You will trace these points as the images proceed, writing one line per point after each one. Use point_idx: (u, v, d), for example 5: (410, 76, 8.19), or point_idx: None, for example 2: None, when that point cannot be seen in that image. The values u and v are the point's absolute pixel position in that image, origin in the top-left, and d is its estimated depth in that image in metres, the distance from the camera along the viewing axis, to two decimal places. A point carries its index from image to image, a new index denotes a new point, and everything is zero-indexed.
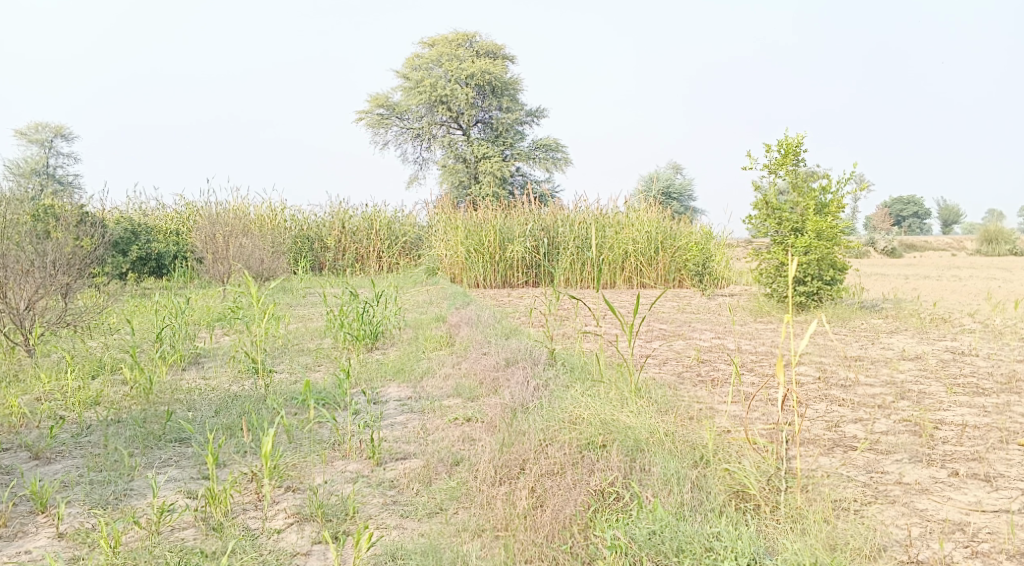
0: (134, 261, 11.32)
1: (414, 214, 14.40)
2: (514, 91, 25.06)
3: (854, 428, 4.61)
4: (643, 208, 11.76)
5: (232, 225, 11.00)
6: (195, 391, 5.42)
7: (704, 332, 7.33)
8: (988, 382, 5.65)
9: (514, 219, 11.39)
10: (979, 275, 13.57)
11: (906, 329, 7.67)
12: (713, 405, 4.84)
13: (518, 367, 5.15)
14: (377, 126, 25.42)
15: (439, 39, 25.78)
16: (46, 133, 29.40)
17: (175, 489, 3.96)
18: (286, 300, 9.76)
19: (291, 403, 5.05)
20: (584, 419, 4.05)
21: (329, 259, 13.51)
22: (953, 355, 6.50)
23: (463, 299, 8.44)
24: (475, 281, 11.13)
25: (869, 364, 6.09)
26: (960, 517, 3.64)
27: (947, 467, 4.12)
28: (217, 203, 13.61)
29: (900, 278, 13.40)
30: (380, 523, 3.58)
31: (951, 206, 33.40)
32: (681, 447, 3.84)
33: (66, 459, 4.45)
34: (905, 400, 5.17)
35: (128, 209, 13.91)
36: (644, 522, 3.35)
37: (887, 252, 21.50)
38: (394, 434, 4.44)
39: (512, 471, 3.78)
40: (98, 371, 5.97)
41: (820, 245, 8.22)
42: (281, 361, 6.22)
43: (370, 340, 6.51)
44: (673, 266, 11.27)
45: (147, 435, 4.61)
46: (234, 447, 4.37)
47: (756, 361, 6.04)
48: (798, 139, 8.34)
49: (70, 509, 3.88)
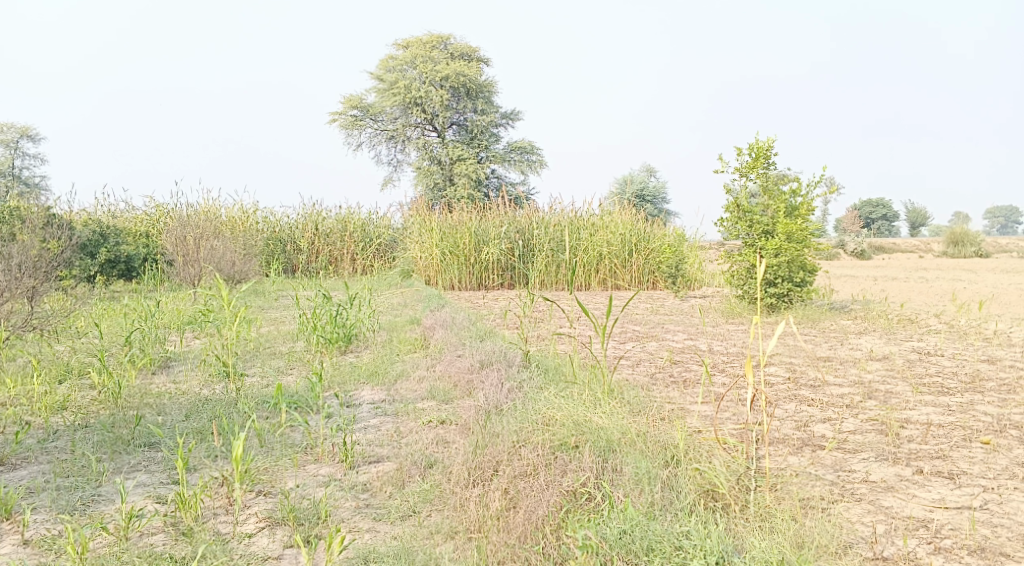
0: (102, 264, 11.19)
1: (388, 216, 14.36)
2: (488, 94, 25.06)
3: (823, 428, 4.67)
4: (617, 210, 11.82)
5: (202, 228, 10.93)
6: (166, 396, 5.38)
7: (676, 334, 7.39)
8: (953, 382, 5.76)
9: (489, 221, 11.41)
10: (946, 277, 13.81)
11: (874, 330, 7.78)
12: (684, 406, 4.89)
13: (492, 369, 5.16)
14: (350, 127, 25.29)
15: (413, 42, 25.71)
16: (12, 133, 28.96)
17: (144, 494, 3.92)
18: (258, 302, 9.71)
19: (262, 407, 5.03)
20: (557, 420, 4.06)
21: (302, 261, 13.45)
22: (919, 355, 6.60)
23: (437, 301, 8.44)
24: (449, 283, 11.13)
25: (838, 365, 6.18)
26: (924, 514, 3.70)
27: (912, 465, 4.18)
28: (187, 205, 13.51)
29: (869, 279, 13.58)
30: (352, 527, 3.57)
31: (918, 209, 33.88)
32: (652, 447, 3.86)
33: (31, 465, 4.40)
34: (873, 400, 5.25)
35: (97, 212, 13.76)
36: (614, 522, 3.37)
37: (857, 254, 21.75)
38: (368, 437, 4.43)
39: (486, 473, 3.77)
40: (64, 375, 5.92)
41: (791, 247, 8.33)
42: (254, 365, 6.18)
43: (344, 343, 6.51)
44: (647, 267, 11.34)
45: (115, 440, 4.57)
46: (204, 451, 4.34)
47: (727, 362, 6.11)
48: (768, 143, 8.45)
49: (35, 516, 3.83)
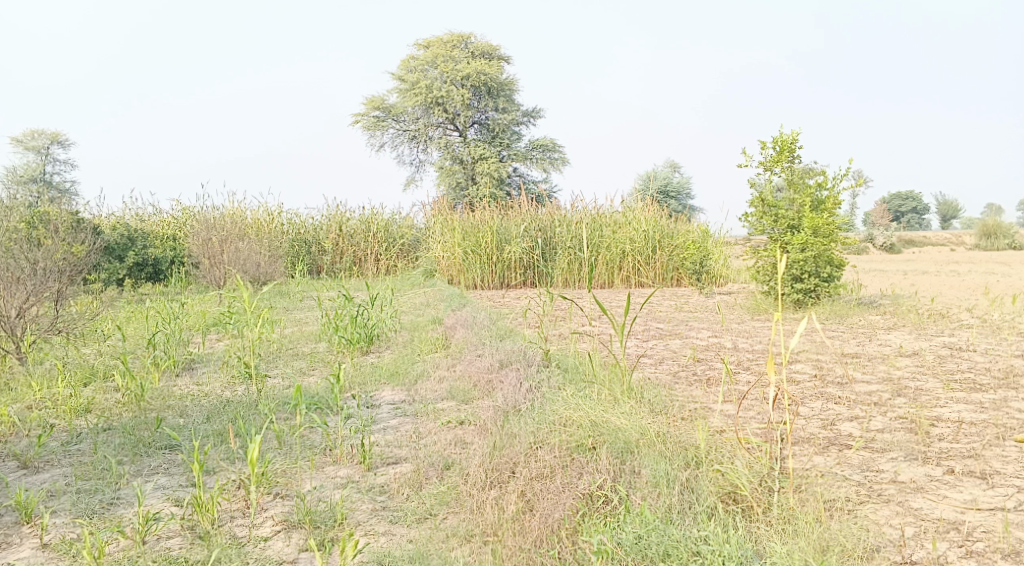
0: (130, 267, 11.27)
1: (411, 217, 14.36)
2: (510, 92, 25.02)
3: (850, 427, 4.57)
4: (639, 207, 11.72)
5: (227, 230, 10.99)
6: (188, 398, 5.38)
7: (700, 331, 7.31)
8: (986, 378, 5.63)
9: (510, 219, 11.36)
10: (979, 270, 13.59)
11: (904, 325, 7.64)
12: (707, 405, 4.82)
13: (511, 369, 5.11)
14: (373, 128, 25.34)
15: (434, 41, 25.72)
16: (43, 140, 29.38)
17: (162, 497, 3.92)
18: (282, 304, 9.75)
19: (282, 408, 5.02)
20: (574, 421, 4.00)
21: (327, 262, 13.48)
22: (950, 351, 6.47)
23: (459, 301, 8.41)
24: (472, 282, 11.10)
25: (866, 361, 6.07)
26: (955, 516, 3.61)
27: (943, 465, 4.08)
28: (213, 208, 13.58)
29: (898, 273, 13.39)
30: (369, 530, 3.54)
31: (949, 202, 33.39)
32: (672, 448, 3.78)
33: (54, 468, 4.42)
34: (902, 397, 5.14)
35: (125, 216, 13.89)
36: (630, 527, 3.30)
37: (886, 248, 21.53)
38: (386, 438, 4.40)
39: (503, 475, 3.73)
40: (89, 378, 5.95)
41: (817, 242, 8.21)
42: (276, 366, 6.18)
43: (365, 343, 6.50)
44: (670, 264, 11.26)
45: (136, 443, 4.58)
46: (222, 454, 4.33)
47: (751, 359, 6.02)
48: (793, 136, 8.34)
49: (54, 519, 3.84)
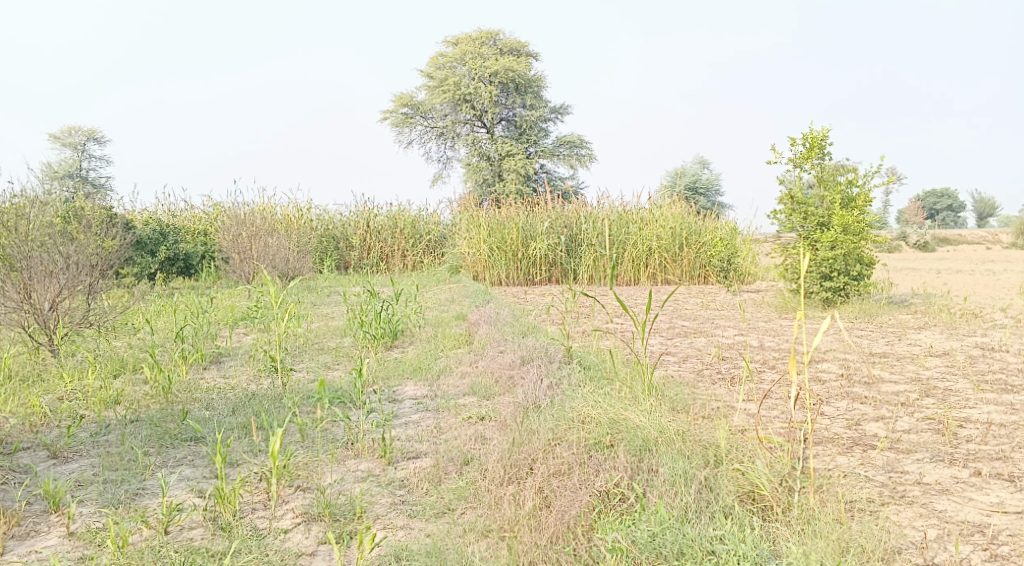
0: (162, 262, 11.42)
1: (438, 213, 14.40)
2: (538, 89, 25.00)
3: (875, 427, 4.53)
4: (666, 203, 11.68)
5: (256, 225, 11.10)
6: (214, 391, 5.45)
7: (726, 329, 7.27)
8: (1017, 379, 5.54)
9: (537, 216, 11.36)
10: (1014, 269, 13.38)
11: (934, 325, 7.54)
12: (730, 403, 4.80)
13: (534, 365, 5.12)
14: (401, 125, 25.42)
15: (463, 38, 25.76)
16: (79, 136, 29.84)
17: (186, 488, 3.97)
18: (310, 299, 9.84)
19: (306, 402, 5.07)
20: (593, 418, 3.99)
21: (354, 258, 13.56)
22: (981, 351, 6.38)
23: (484, 297, 8.44)
24: (498, 279, 11.11)
25: (894, 361, 6.00)
26: (980, 519, 3.56)
27: (969, 467, 4.03)
28: (243, 204, 13.71)
29: (931, 272, 13.21)
30: (387, 524, 3.56)
31: (985, 200, 32.85)
32: (692, 447, 3.77)
33: (82, 458, 4.49)
34: (930, 398, 5.08)
35: (157, 211, 14.07)
36: (646, 525, 3.30)
37: (919, 246, 21.26)
38: (407, 433, 4.43)
39: (521, 471, 3.73)
40: (119, 370, 6.04)
41: (847, 240, 8.13)
42: (301, 360, 6.24)
43: (389, 339, 6.54)
44: (698, 262, 11.21)
45: (162, 434, 4.64)
46: (245, 446, 4.37)
47: (776, 358, 5.98)
48: (823, 132, 8.25)
49: (81, 509, 3.90)
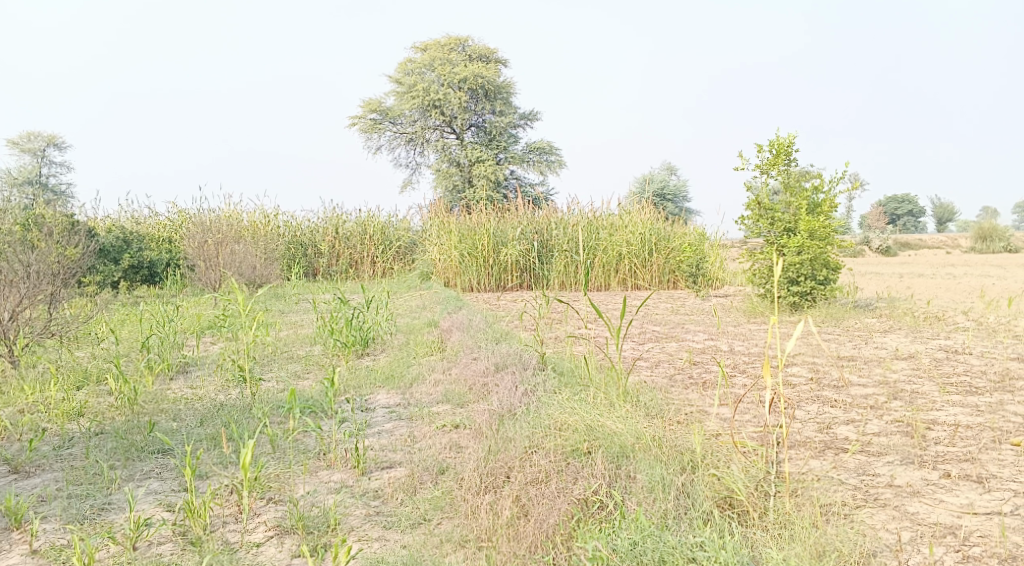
0: (126, 270, 11.24)
1: (408, 219, 14.34)
2: (507, 95, 25.02)
3: (846, 430, 4.56)
4: (636, 210, 11.73)
5: (223, 232, 10.96)
6: (181, 401, 5.36)
7: (696, 334, 7.30)
8: (981, 381, 5.62)
9: (507, 222, 11.35)
10: (974, 273, 13.63)
11: (899, 328, 7.64)
12: (702, 408, 4.81)
13: (507, 372, 5.09)
14: (370, 131, 25.28)
15: (432, 44, 25.71)
16: (39, 142, 29.33)
17: (154, 502, 3.89)
18: (278, 306, 9.74)
19: (277, 412, 5.00)
20: (570, 425, 3.97)
21: (323, 265, 13.46)
22: (945, 354, 6.46)
23: (456, 303, 8.41)
24: (469, 285, 11.09)
25: (862, 364, 6.06)
26: (951, 520, 3.59)
27: (939, 469, 4.07)
28: (209, 211, 13.55)
29: (895, 276, 13.38)
30: (362, 536, 3.51)
31: (944, 205, 33.45)
32: (668, 452, 3.77)
33: (45, 472, 4.39)
34: (898, 400, 5.13)
35: (121, 218, 13.86)
36: (626, 533, 3.28)
37: (882, 251, 21.58)
38: (380, 442, 4.39)
39: (497, 480, 3.69)
40: (83, 382, 5.92)
41: (813, 245, 8.21)
42: (270, 369, 6.16)
43: (360, 346, 6.48)
44: (667, 267, 11.25)
45: (128, 447, 4.55)
46: (215, 458, 4.30)
47: (747, 362, 6.02)
48: (789, 139, 8.33)
49: (45, 525, 3.80)
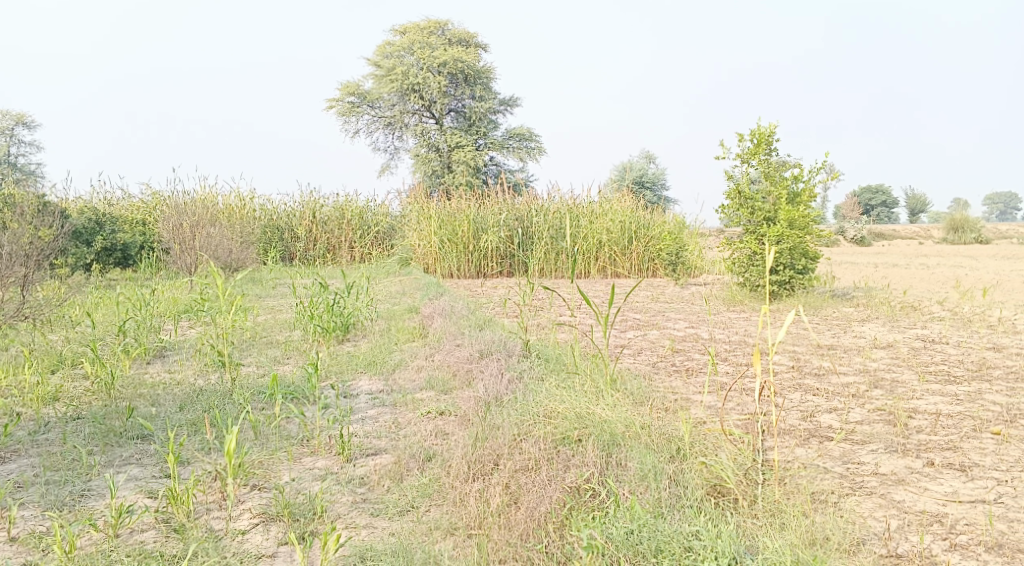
0: (99, 252, 11.06)
1: (386, 204, 14.24)
2: (486, 80, 24.91)
3: (829, 418, 4.57)
4: (615, 197, 11.71)
5: (198, 215, 10.80)
6: (160, 386, 5.27)
7: (678, 322, 7.30)
8: (959, 370, 5.67)
9: (488, 208, 11.29)
10: (947, 263, 13.77)
11: (877, 317, 7.69)
12: (687, 396, 4.80)
13: (492, 359, 5.05)
14: (347, 114, 25.05)
15: (411, 27, 25.51)
16: (7, 121, 28.79)
17: (135, 489, 3.82)
18: (255, 291, 9.63)
19: (258, 398, 4.93)
20: (559, 413, 3.94)
21: (300, 249, 13.33)
22: (923, 343, 6.51)
23: (436, 289, 8.35)
24: (448, 271, 11.03)
25: (842, 353, 6.09)
26: (937, 508, 3.61)
27: (922, 457, 4.09)
28: (184, 193, 13.37)
29: (870, 266, 13.49)
30: (349, 523, 3.47)
31: (917, 196, 33.77)
32: (657, 440, 3.76)
33: (21, 458, 4.30)
34: (879, 389, 5.16)
35: (93, 200, 13.63)
36: (621, 522, 3.27)
37: (857, 241, 21.74)
38: (365, 429, 4.34)
39: (486, 467, 3.66)
40: (57, 366, 5.81)
41: (793, 234, 8.23)
42: (249, 354, 6.08)
43: (340, 332, 6.41)
44: (646, 255, 11.24)
45: (107, 432, 4.46)
46: (197, 444, 4.23)
47: (729, 350, 6.02)
48: (770, 128, 8.34)
49: (23, 512, 3.73)
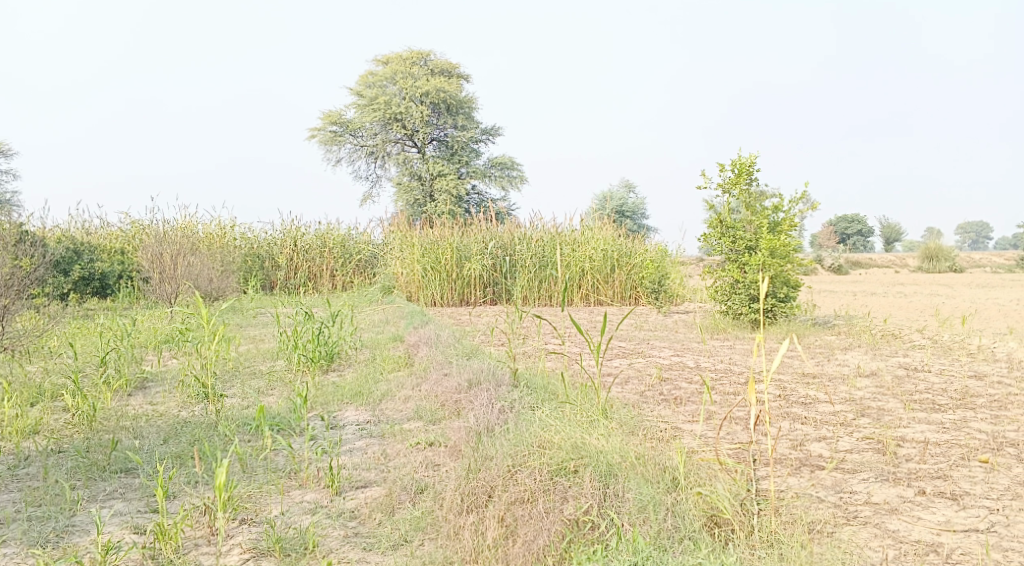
0: (76, 282, 10.94)
1: (368, 232, 14.21)
2: (468, 110, 25.07)
3: (818, 447, 4.57)
4: (598, 225, 11.75)
5: (179, 244, 10.68)
6: (143, 418, 5.18)
7: (662, 350, 7.31)
8: (943, 398, 5.69)
9: (470, 237, 11.29)
10: (924, 291, 13.91)
11: (859, 345, 7.73)
12: (677, 425, 4.79)
13: (481, 389, 5.01)
14: (329, 142, 25.03)
15: (393, 57, 25.69)
16: None
17: (121, 524, 3.75)
18: (235, 320, 9.54)
19: (243, 429, 4.86)
20: (554, 443, 3.89)
21: (281, 278, 13.24)
22: (906, 371, 6.55)
23: (421, 318, 8.30)
24: (431, 299, 10.96)
25: (827, 382, 6.10)
26: (932, 538, 3.61)
27: (914, 486, 4.09)
28: (164, 222, 13.27)
29: (849, 294, 13.59)
30: (342, 558, 3.42)
31: (892, 225, 34.13)
32: (653, 471, 3.73)
33: (2, 493, 4.20)
34: (865, 417, 5.17)
35: (71, 229, 13.49)
36: (624, 555, 3.25)
37: (834, 269, 21.90)
38: (353, 460, 4.28)
39: (480, 499, 3.62)
40: (36, 398, 5.69)
41: (775, 263, 8.27)
42: (232, 385, 6.00)
43: (326, 362, 6.35)
44: (628, 282, 11.25)
45: (90, 466, 4.37)
46: (184, 478, 4.16)
47: (717, 379, 6.02)
48: (751, 158, 8.42)
49: (5, 549, 3.64)
